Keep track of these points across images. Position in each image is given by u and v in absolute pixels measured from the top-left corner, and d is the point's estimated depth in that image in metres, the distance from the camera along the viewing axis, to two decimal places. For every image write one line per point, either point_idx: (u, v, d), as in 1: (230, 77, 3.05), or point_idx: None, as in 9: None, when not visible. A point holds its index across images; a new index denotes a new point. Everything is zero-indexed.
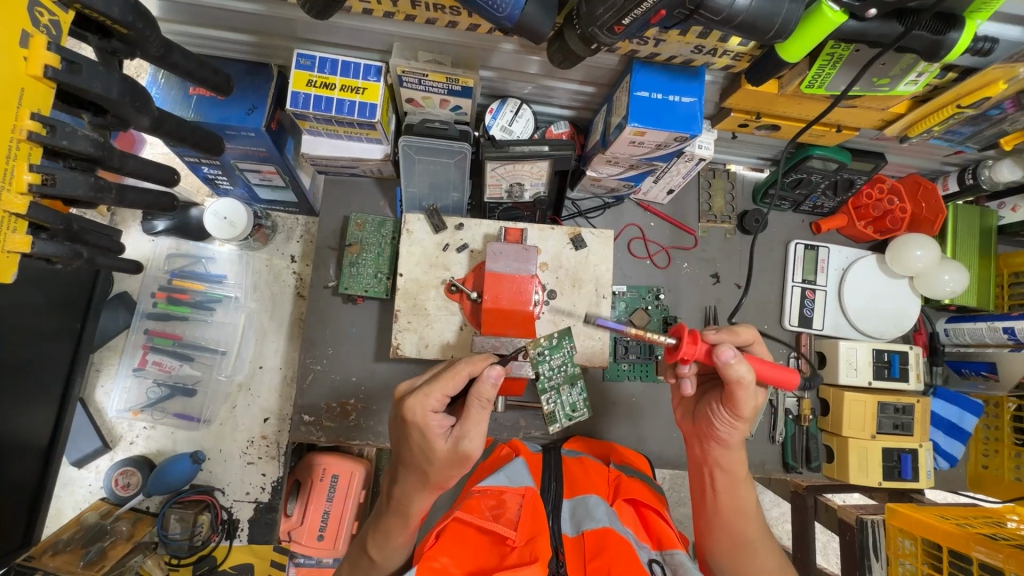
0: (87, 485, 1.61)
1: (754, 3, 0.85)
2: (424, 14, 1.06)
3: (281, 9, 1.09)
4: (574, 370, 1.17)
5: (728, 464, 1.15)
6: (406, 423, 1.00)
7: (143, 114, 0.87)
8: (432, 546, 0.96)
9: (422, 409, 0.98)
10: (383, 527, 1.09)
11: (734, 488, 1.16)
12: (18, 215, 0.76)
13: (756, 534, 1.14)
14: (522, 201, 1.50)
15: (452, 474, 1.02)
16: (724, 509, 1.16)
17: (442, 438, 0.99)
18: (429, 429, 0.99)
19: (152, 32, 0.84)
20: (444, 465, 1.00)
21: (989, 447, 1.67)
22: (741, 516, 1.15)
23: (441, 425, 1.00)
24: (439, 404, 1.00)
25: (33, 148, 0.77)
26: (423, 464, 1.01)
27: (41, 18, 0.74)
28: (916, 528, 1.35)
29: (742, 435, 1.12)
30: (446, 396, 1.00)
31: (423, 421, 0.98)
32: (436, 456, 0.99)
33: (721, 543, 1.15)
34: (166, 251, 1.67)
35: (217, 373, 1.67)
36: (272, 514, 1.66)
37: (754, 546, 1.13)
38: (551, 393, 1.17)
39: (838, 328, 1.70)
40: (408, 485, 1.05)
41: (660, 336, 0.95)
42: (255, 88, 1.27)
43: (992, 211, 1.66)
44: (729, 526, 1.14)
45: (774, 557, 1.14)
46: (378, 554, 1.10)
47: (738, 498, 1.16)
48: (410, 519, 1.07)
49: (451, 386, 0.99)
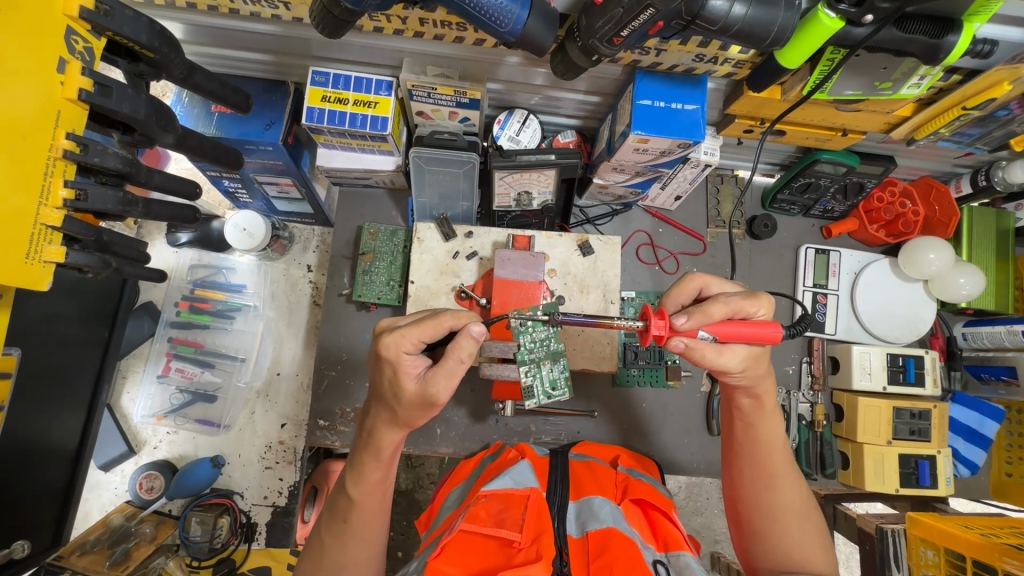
0: (113, 489, 1.68)
1: (750, 12, 0.87)
2: (431, 30, 1.10)
3: (297, 30, 1.14)
4: (558, 347, 1.10)
5: (755, 396, 1.11)
6: (379, 355, 0.99)
7: (167, 131, 0.93)
8: (438, 557, 0.94)
9: (395, 347, 0.97)
10: (356, 463, 1.08)
11: (760, 420, 1.12)
12: (54, 227, 0.82)
13: (780, 469, 1.11)
14: (530, 209, 1.53)
15: (419, 416, 1.01)
16: (748, 440, 1.13)
17: (411, 378, 0.98)
18: (401, 368, 0.98)
19: (176, 55, 0.90)
20: (409, 407, 0.99)
21: (1012, 454, 1.63)
22: (766, 446, 1.12)
23: (413, 367, 0.99)
24: (413, 348, 0.98)
25: (68, 165, 0.83)
26: (392, 401, 1.01)
27: (77, 45, 0.81)
28: (940, 537, 1.30)
29: (758, 372, 1.06)
30: (421, 341, 0.98)
31: (396, 359, 0.98)
32: (404, 396, 0.98)
33: (743, 474, 1.13)
34: (189, 262, 1.75)
35: (237, 380, 1.73)
36: (289, 518, 1.69)
37: (778, 480, 1.10)
38: (530, 366, 1.11)
39: (852, 333, 1.68)
40: (379, 419, 1.04)
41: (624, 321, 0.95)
42: (272, 104, 1.33)
43: (1009, 213, 1.64)
44: (754, 456, 1.12)
45: (798, 495, 1.10)
46: (355, 491, 1.07)
47: (765, 429, 1.12)
48: (381, 455, 1.05)
49: (428, 333, 0.98)
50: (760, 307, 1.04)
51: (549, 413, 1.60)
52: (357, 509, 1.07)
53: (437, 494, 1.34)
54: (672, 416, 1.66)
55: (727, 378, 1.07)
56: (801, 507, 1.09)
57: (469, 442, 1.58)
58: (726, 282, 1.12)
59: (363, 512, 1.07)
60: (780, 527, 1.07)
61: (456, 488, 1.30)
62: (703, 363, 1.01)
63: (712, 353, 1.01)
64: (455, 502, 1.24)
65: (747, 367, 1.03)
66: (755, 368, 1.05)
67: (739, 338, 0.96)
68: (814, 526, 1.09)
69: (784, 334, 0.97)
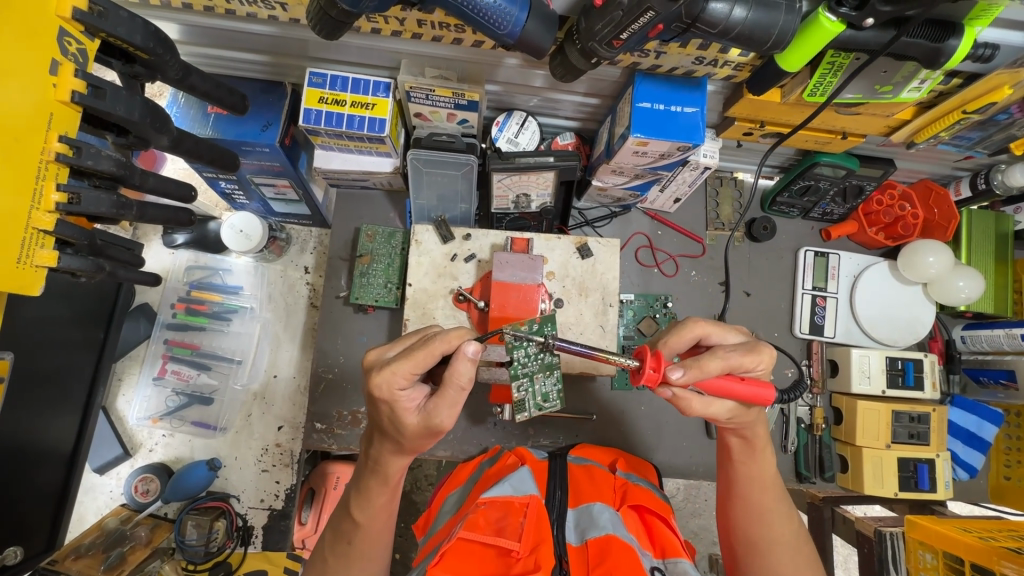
0: (108, 492, 1.66)
1: (750, 15, 0.87)
2: (430, 32, 1.09)
3: (294, 31, 1.13)
4: (551, 357, 1.03)
5: (744, 436, 1.09)
6: (373, 395, 0.95)
7: (163, 133, 0.92)
8: (436, 565, 0.92)
9: (388, 386, 0.93)
10: (362, 488, 1.05)
11: (752, 459, 1.11)
12: (46, 231, 0.81)
13: (773, 505, 1.10)
14: (529, 211, 1.52)
15: (424, 443, 0.99)
16: (741, 479, 1.12)
17: (411, 413, 0.95)
18: (398, 405, 0.95)
19: (171, 57, 0.89)
20: (414, 437, 0.97)
21: (1010, 457, 1.63)
22: (759, 484, 1.11)
23: (412, 401, 0.96)
24: (407, 381, 0.94)
25: (61, 168, 0.83)
26: (395, 434, 0.98)
27: (70, 47, 0.80)
28: (939, 541, 1.29)
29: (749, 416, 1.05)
30: (414, 373, 0.94)
31: (392, 398, 0.94)
32: (406, 429, 0.96)
33: (736, 512, 1.12)
34: (184, 263, 1.73)
35: (233, 382, 1.72)
36: (286, 522, 1.68)
37: (770, 517, 1.09)
38: (523, 380, 1.04)
39: (850, 336, 1.67)
40: (384, 449, 1.02)
41: (618, 357, 0.91)
42: (269, 105, 1.31)
43: (1008, 216, 1.64)
44: (747, 495, 1.11)
45: (791, 529, 1.09)
46: (361, 515, 1.05)
47: (757, 468, 1.11)
48: (389, 481, 1.03)
49: (419, 364, 0.93)
50: (759, 359, 1.01)
51: (547, 416, 1.60)
52: (363, 531, 1.05)
53: (436, 496, 1.34)
54: (670, 419, 1.66)
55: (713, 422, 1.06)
56: (794, 541, 1.08)
57: (468, 445, 1.57)
58: (726, 332, 1.09)
59: (368, 534, 1.06)
60: (775, 564, 1.06)
61: (455, 492, 1.29)
62: (691, 412, 1.00)
63: (700, 404, 0.99)
64: (454, 507, 1.23)
65: (734, 416, 1.03)
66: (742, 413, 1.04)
67: (734, 394, 0.95)
68: (808, 562, 1.08)
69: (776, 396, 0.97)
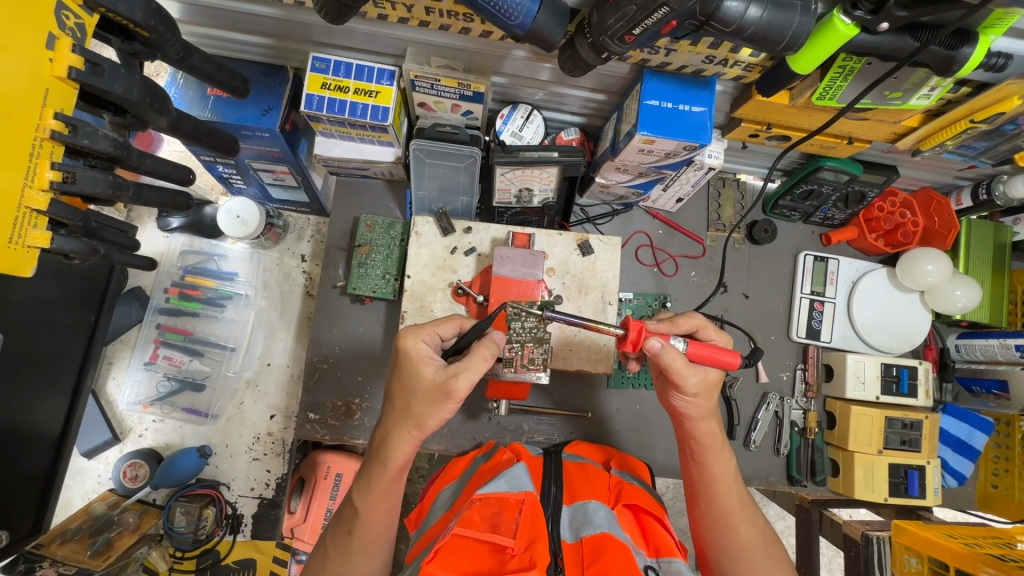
0: (95, 476, 1.65)
1: (765, 15, 0.86)
2: (437, 20, 1.07)
3: (298, 13, 1.11)
4: (544, 332, 1.11)
5: (700, 434, 1.13)
6: (397, 355, 1.03)
7: (162, 114, 0.89)
8: (429, 562, 0.93)
9: (413, 338, 1.02)
10: (363, 474, 1.07)
11: (711, 457, 1.13)
12: (39, 211, 0.80)
13: (736, 506, 1.11)
14: (531, 206, 1.50)
15: (435, 410, 1.02)
16: (703, 480, 1.14)
17: (430, 367, 1.01)
18: (420, 358, 1.01)
19: (173, 36, 0.87)
20: (425, 399, 1.00)
21: (999, 466, 1.64)
22: (721, 485, 1.12)
23: (431, 357, 1.02)
24: (429, 341, 1.04)
25: (56, 146, 0.81)
26: (408, 390, 1.02)
27: (67, 21, 0.78)
28: (923, 546, 1.29)
29: (703, 406, 1.10)
30: (437, 336, 1.06)
31: (414, 349, 1.01)
32: (422, 384, 1.01)
33: (703, 516, 1.13)
34: (179, 247, 1.70)
35: (226, 369, 1.69)
36: (276, 510, 1.67)
37: (734, 519, 1.10)
38: (516, 345, 1.11)
39: (846, 341, 1.68)
40: (390, 427, 1.04)
41: (607, 327, 1.02)
42: (271, 89, 1.28)
43: (1006, 227, 1.65)
44: (711, 499, 1.12)
45: (757, 533, 1.09)
46: (360, 504, 1.05)
47: (717, 468, 1.13)
48: (388, 465, 1.04)
49: (444, 328, 1.07)
50: (717, 334, 1.19)
51: (543, 412, 1.59)
52: (362, 522, 1.05)
53: (428, 490, 1.34)
54: (667, 419, 1.65)
55: (677, 400, 1.11)
56: (762, 545, 1.08)
57: (462, 440, 1.57)
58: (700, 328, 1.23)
59: (368, 527, 1.05)
60: (746, 569, 1.06)
61: (448, 487, 1.29)
62: (671, 373, 1.04)
63: (679, 362, 1.03)
64: (447, 502, 1.23)
65: (700, 393, 1.08)
66: (703, 400, 1.10)
67: (705, 357, 1.04)
68: (777, 563, 1.08)
69: (741, 363, 1.04)
